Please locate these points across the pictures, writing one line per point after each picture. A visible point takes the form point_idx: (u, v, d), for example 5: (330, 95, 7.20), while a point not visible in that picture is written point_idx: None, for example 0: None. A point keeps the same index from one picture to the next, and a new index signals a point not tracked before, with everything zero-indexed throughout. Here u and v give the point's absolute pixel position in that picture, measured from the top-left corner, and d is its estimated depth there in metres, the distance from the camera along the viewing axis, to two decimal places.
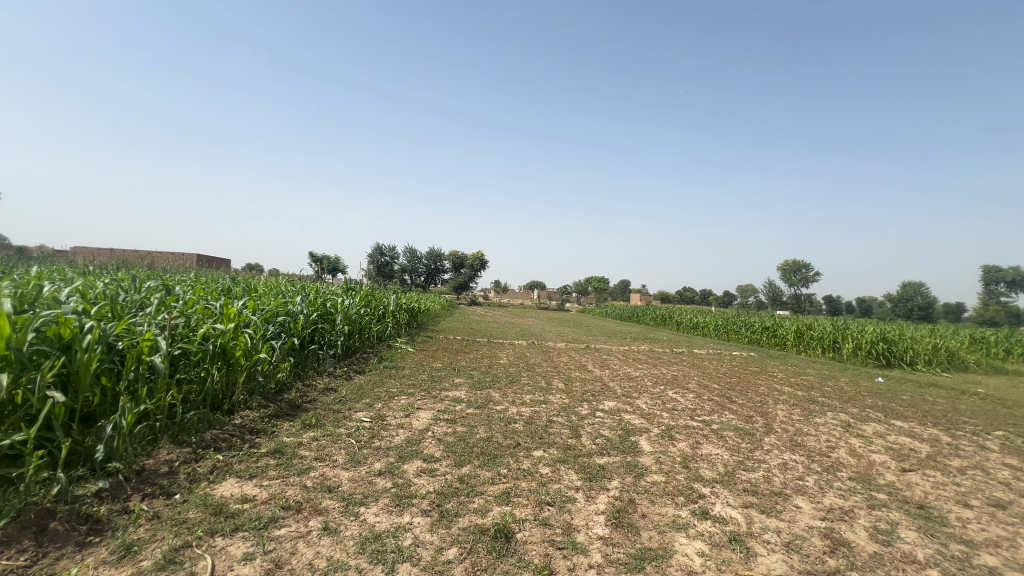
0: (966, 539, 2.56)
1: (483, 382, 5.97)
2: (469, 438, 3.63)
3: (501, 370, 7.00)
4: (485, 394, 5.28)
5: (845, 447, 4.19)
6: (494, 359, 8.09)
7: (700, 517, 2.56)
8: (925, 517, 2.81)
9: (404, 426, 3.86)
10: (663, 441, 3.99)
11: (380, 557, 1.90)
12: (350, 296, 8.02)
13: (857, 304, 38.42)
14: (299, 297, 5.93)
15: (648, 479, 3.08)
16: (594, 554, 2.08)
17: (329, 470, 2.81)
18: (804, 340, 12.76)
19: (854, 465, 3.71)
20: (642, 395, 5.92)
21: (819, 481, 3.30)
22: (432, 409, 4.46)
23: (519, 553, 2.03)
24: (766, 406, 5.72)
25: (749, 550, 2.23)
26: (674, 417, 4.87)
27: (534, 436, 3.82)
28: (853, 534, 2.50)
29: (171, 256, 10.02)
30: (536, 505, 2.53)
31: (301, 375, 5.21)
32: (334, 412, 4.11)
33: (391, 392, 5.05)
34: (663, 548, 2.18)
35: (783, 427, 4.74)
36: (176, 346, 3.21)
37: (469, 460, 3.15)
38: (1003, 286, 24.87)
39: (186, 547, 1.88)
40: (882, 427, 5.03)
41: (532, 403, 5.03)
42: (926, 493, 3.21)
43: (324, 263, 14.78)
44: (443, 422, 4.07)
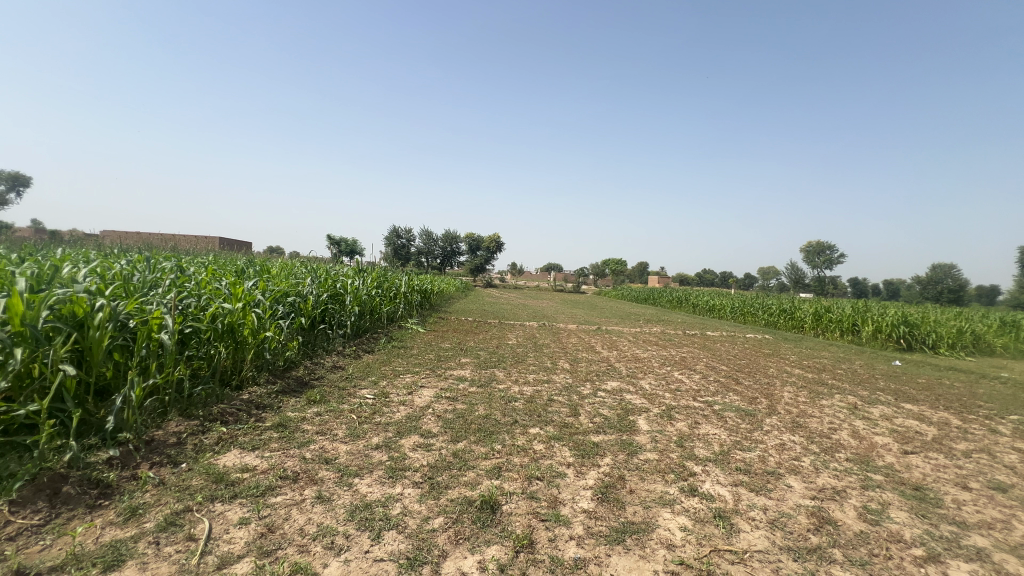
0: (958, 520, 2.54)
1: (489, 361, 6.05)
2: (468, 415, 3.71)
3: (509, 350, 7.07)
4: (489, 373, 5.36)
5: (847, 429, 4.15)
6: (503, 339, 8.16)
7: (687, 494, 2.59)
8: (919, 498, 2.79)
9: (405, 404, 3.95)
10: (661, 420, 4.02)
11: (367, 525, 1.99)
12: (361, 277, 8.14)
13: (883, 287, 37.30)
14: (310, 278, 6.04)
15: (641, 456, 3.11)
16: (576, 526, 2.14)
17: (328, 443, 2.92)
18: (822, 323, 12.50)
19: (854, 447, 3.69)
20: (647, 376, 5.93)
21: (815, 461, 3.29)
22: (435, 387, 4.57)
23: (503, 524, 2.09)
24: (772, 387, 5.69)
25: (733, 526, 2.26)
26: (676, 398, 4.89)
27: (532, 413, 3.88)
28: (842, 513, 2.51)
29: (194, 239, 10.31)
30: (525, 479, 2.59)
31: (311, 353, 5.37)
32: (339, 389, 4.23)
33: (396, 371, 5.16)
34: (646, 522, 2.23)
35: (787, 409, 4.71)
36: (185, 324, 3.31)
37: (465, 436, 3.23)
38: None
39: (186, 511, 1.99)
40: (890, 409, 4.95)
41: (535, 382, 5.11)
42: (924, 475, 3.18)
43: (339, 245, 14.96)
44: (445, 399, 4.15)
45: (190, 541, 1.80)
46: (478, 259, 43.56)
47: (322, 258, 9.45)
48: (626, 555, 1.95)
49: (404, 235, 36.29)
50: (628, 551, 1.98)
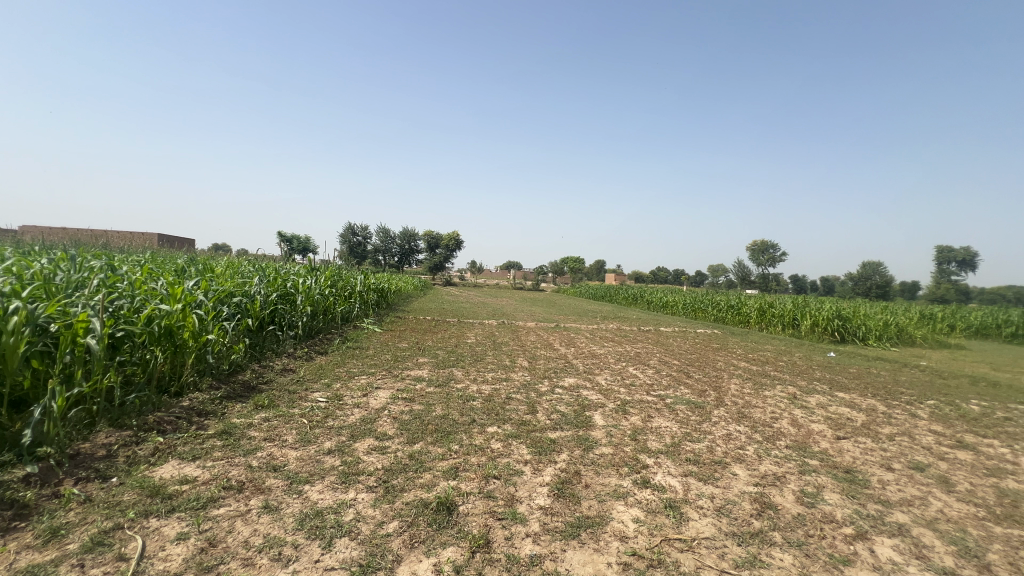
0: (883, 499, 2.75)
1: (447, 361, 5.99)
2: (424, 416, 3.65)
3: (467, 349, 7.04)
4: (447, 373, 5.32)
5: (787, 418, 4.41)
6: (461, 338, 8.11)
7: (640, 486, 2.67)
8: (850, 480, 3.01)
9: (360, 406, 3.84)
10: (616, 415, 4.11)
11: (318, 533, 1.93)
12: (314, 275, 7.85)
13: (820, 283, 39.70)
14: (257, 277, 5.75)
15: (596, 451, 3.17)
16: (533, 523, 2.15)
17: (277, 449, 2.79)
18: (766, 318, 13.24)
19: (793, 435, 3.92)
20: (603, 371, 6.06)
21: (757, 449, 3.47)
22: (391, 389, 4.47)
23: (459, 525, 2.08)
24: (720, 380, 5.96)
25: (682, 515, 2.34)
26: (631, 392, 5.03)
27: (491, 412, 3.88)
28: (782, 498, 2.66)
29: (128, 235, 9.63)
30: (482, 479, 2.58)
31: (259, 356, 5.12)
32: (289, 392, 4.06)
33: (351, 372, 5.02)
34: (600, 516, 2.27)
35: (733, 400, 4.95)
36: (116, 327, 3.06)
37: (422, 437, 3.18)
38: (955, 267, 25.96)
39: (116, 529, 1.84)
40: (825, 398, 5.30)
41: (493, 380, 5.11)
42: (854, 459, 3.42)
43: (291, 243, 14.36)
44: (401, 401, 4.08)
45: (120, 561, 1.67)
46: (437, 257, 43.02)
47: (272, 257, 9.05)
48: (581, 549, 1.99)
49: (360, 232, 35.37)
50: (583, 545, 2.01)
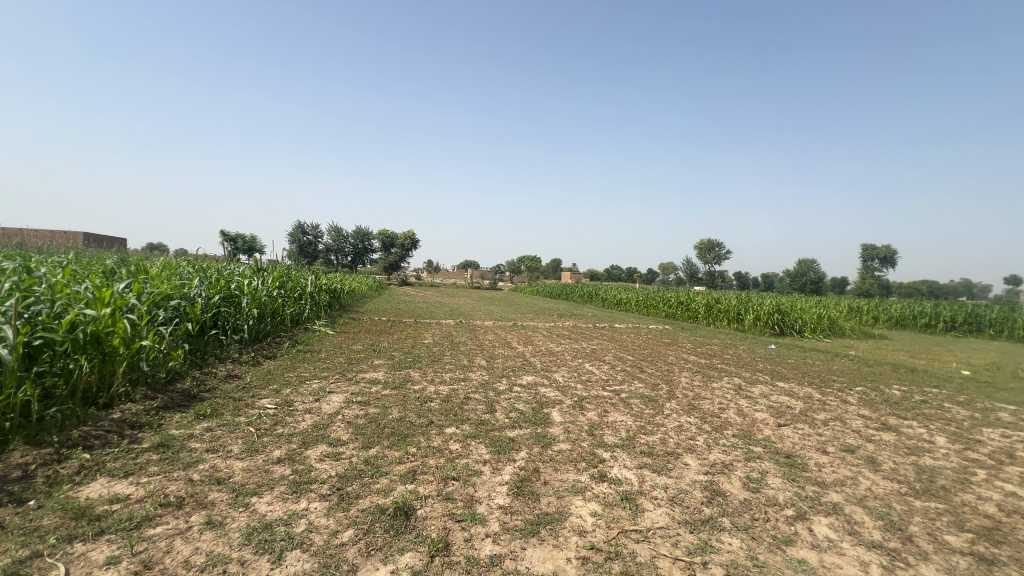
0: (820, 480, 2.95)
1: (404, 362, 5.88)
2: (380, 419, 3.56)
3: (424, 349, 6.94)
4: (404, 374, 5.22)
5: (733, 408, 4.64)
6: (418, 339, 7.98)
7: (598, 480, 2.72)
8: (790, 465, 3.20)
9: (311, 412, 3.69)
10: (573, 411, 4.17)
11: (266, 547, 1.83)
12: (261, 276, 7.48)
13: (762, 280, 42.07)
14: (197, 278, 5.40)
15: (555, 448, 3.21)
16: (492, 523, 2.14)
17: (220, 461, 2.63)
18: (713, 313, 13.88)
19: (739, 424, 4.12)
20: (560, 368, 6.13)
21: (707, 439, 3.63)
22: (345, 392, 4.33)
23: (418, 529, 2.04)
24: (672, 374, 6.19)
25: (638, 507, 2.41)
26: (587, 388, 5.13)
27: (449, 413, 3.84)
28: (730, 484, 2.79)
29: (46, 234, 8.80)
30: (441, 481, 2.55)
31: (200, 362, 4.82)
32: (234, 400, 3.85)
33: (302, 377, 4.82)
34: (559, 512, 2.30)
35: (684, 393, 5.15)
36: (33, 335, 2.78)
37: (378, 441, 3.10)
38: (878, 264, 28.22)
39: (34, 558, 1.68)
40: (767, 388, 5.62)
41: (451, 381, 5.06)
42: (794, 444, 3.65)
43: (236, 242, 13.62)
44: (355, 405, 3.95)
45: None
46: (392, 256, 42.06)
47: (214, 257, 8.55)
48: (541, 546, 2.00)
49: (309, 231, 34.07)
50: (542, 542, 2.02)
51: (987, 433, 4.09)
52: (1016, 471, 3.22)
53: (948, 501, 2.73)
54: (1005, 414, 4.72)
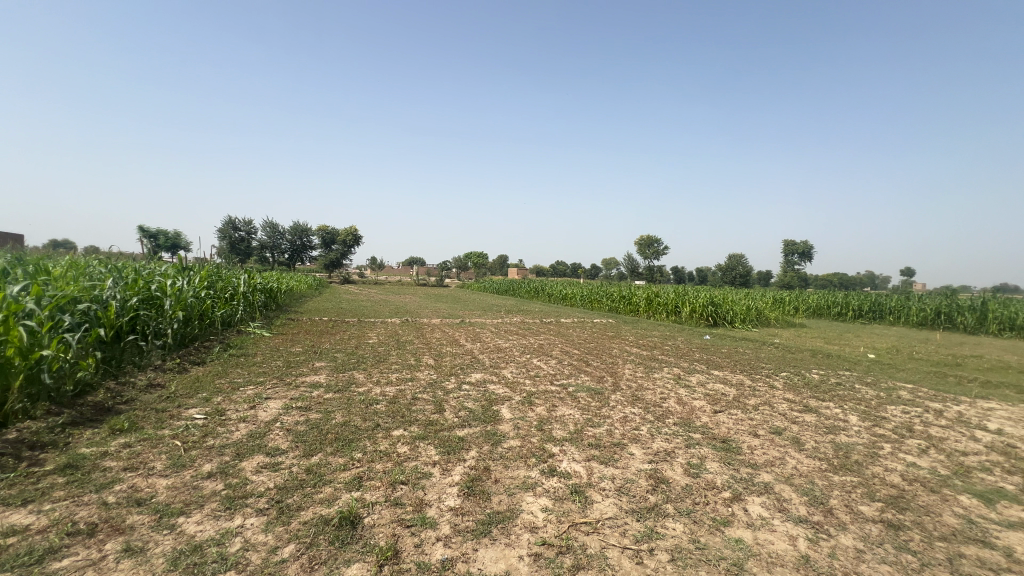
0: (752, 462, 3.14)
1: (347, 364, 5.65)
2: (323, 425, 3.40)
3: (369, 349, 6.71)
4: (348, 376, 5.02)
5: (674, 397, 4.86)
6: (362, 339, 7.71)
7: (548, 475, 2.74)
8: (726, 449, 3.39)
9: (246, 420, 3.45)
10: (522, 407, 4.19)
11: (196, 572, 1.69)
12: (186, 276, 6.91)
13: (696, 274, 44.45)
14: (110, 279, 4.89)
15: (504, 445, 3.20)
16: (443, 526, 2.10)
17: (141, 480, 2.40)
18: (653, 306, 14.48)
19: (679, 412, 4.32)
20: (508, 365, 6.14)
21: (650, 429, 3.77)
22: (284, 398, 4.10)
23: (365, 538, 1.96)
24: (616, 366, 6.38)
25: (587, 499, 2.46)
26: (535, 383, 5.18)
27: (396, 415, 3.73)
28: (672, 471, 2.92)
29: None
30: (389, 486, 2.47)
31: (116, 372, 4.37)
32: (157, 412, 3.52)
33: (235, 383, 4.50)
34: (510, 509, 2.30)
35: (628, 384, 5.33)
36: None
37: (320, 448, 2.95)
38: (798, 258, 30.62)
39: None
40: (704, 377, 5.94)
41: (398, 381, 4.93)
42: (729, 429, 3.87)
43: (156, 238, 12.51)
44: (295, 410, 3.75)
45: None
46: (333, 253, 40.38)
47: (129, 255, 7.78)
48: (492, 546, 1.99)
49: (241, 226, 31.97)
50: (494, 542, 2.01)
51: (891, 410, 4.54)
52: (915, 443, 3.60)
53: (861, 474, 3.00)
54: (905, 392, 5.27)
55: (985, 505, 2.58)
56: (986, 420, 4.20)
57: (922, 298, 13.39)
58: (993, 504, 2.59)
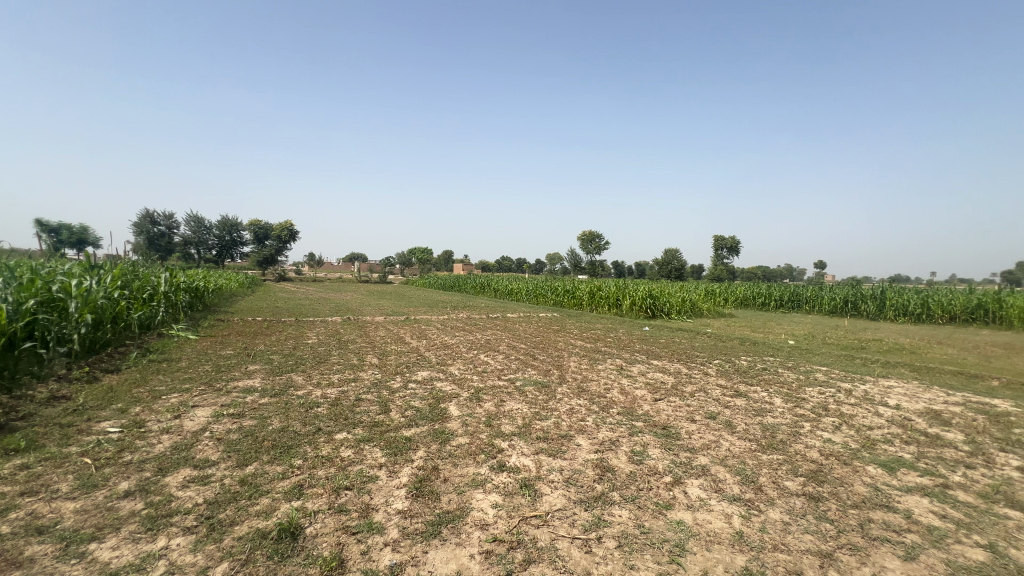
0: (691, 447, 3.31)
1: (285, 366, 5.36)
2: (258, 432, 3.19)
3: (308, 350, 6.39)
4: (285, 379, 4.75)
5: (617, 387, 5.03)
6: (300, 339, 7.33)
7: (497, 470, 2.74)
8: (666, 435, 3.54)
9: (170, 432, 3.17)
10: (470, 403, 4.17)
11: None
12: (96, 275, 6.24)
13: (636, 268, 46.26)
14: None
15: (453, 443, 3.17)
16: (391, 530, 2.04)
17: (43, 505, 2.14)
18: (595, 300, 14.91)
19: (622, 402, 4.48)
20: (455, 361, 6.07)
21: (595, 419, 3.87)
22: (214, 405, 3.81)
23: (307, 550, 1.87)
24: (562, 359, 6.51)
25: (537, 492, 2.48)
26: (483, 379, 5.17)
27: (339, 417, 3.58)
28: (617, 460, 3.01)
29: None
30: (332, 492, 2.36)
31: (9, 384, 3.86)
32: (62, 427, 3.16)
33: (156, 392, 4.13)
34: (460, 508, 2.27)
35: (573, 376, 5.46)
36: None
37: (256, 457, 2.77)
38: (727, 252, 32.69)
39: None
40: (644, 367, 6.19)
41: (341, 382, 4.74)
42: (668, 416, 4.06)
43: (58, 233, 11.19)
44: (226, 418, 3.49)
45: None
46: (266, 249, 38.09)
47: (24, 252, 6.90)
48: (443, 546, 1.96)
49: (160, 220, 29.36)
50: (444, 542, 1.98)
51: (810, 391, 4.96)
52: (830, 420, 3.95)
53: (786, 451, 3.25)
54: (820, 374, 5.77)
55: (888, 474, 2.87)
56: (887, 396, 4.69)
57: (832, 287, 14.74)
58: (895, 472, 2.90)
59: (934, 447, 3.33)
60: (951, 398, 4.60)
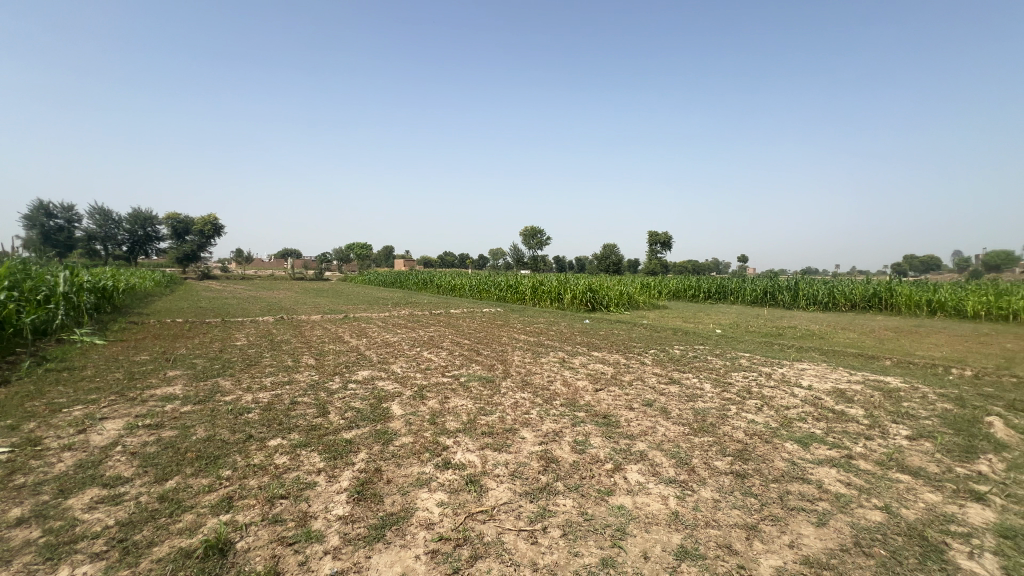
0: (630, 434, 3.45)
1: (210, 370, 4.97)
2: (180, 443, 2.94)
3: (236, 352, 5.97)
4: (211, 385, 4.42)
5: (560, 379, 5.14)
6: (228, 341, 6.84)
7: (442, 468, 2.71)
8: (607, 424, 3.67)
9: (73, 449, 2.84)
10: (414, 401, 4.09)
11: None
12: None
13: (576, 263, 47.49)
14: None
15: (396, 443, 3.09)
16: (331, 538, 1.96)
17: None
18: (538, 294, 15.14)
19: (565, 393, 4.58)
20: (397, 360, 5.93)
21: (539, 412, 3.93)
22: (126, 416, 3.46)
23: (238, 567, 1.75)
24: (505, 353, 6.55)
25: (482, 488, 2.48)
26: (426, 376, 5.09)
27: (273, 423, 3.38)
28: (561, 450, 3.08)
29: None
30: (266, 503, 2.22)
31: None
32: None
33: (55, 405, 3.68)
34: (405, 509, 2.22)
35: (517, 370, 5.51)
36: None
37: (178, 470, 2.55)
38: (661, 247, 34.36)
39: None
40: (586, 358, 6.37)
41: (274, 385, 4.47)
42: (609, 405, 4.20)
43: None
44: (141, 430, 3.18)
45: None
46: (186, 245, 35.15)
47: None
48: (387, 550, 1.90)
49: (56, 212, 26.18)
50: (388, 546, 1.93)
51: (735, 376, 5.34)
52: (753, 402, 4.27)
53: (715, 433, 3.47)
54: (744, 360, 6.23)
55: (803, 448, 3.15)
56: (801, 378, 5.15)
57: (753, 279, 15.93)
58: (808, 446, 3.19)
59: (840, 422, 3.70)
60: (853, 378, 5.13)
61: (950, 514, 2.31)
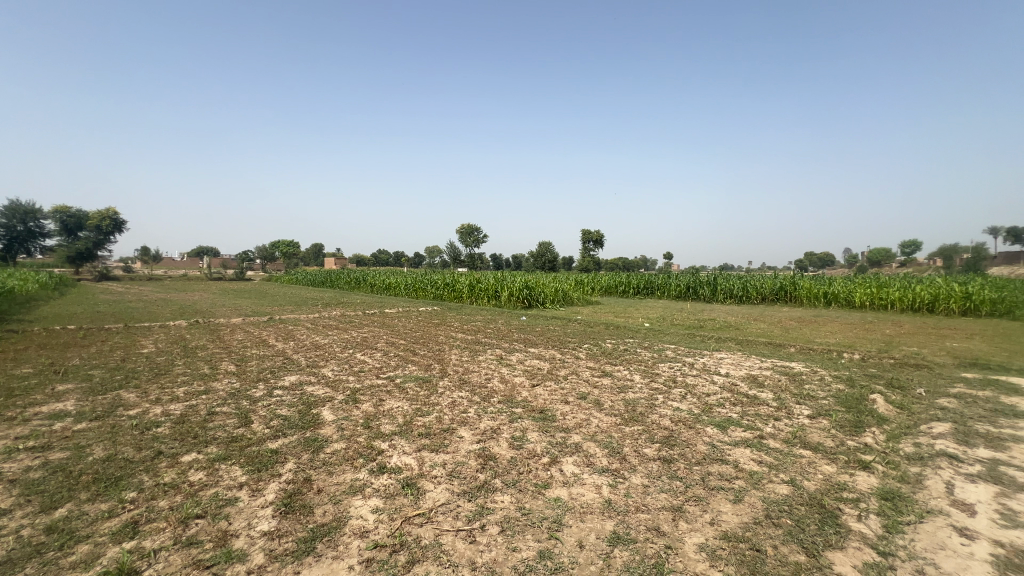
0: (565, 427, 3.54)
1: (110, 382, 4.46)
2: (72, 466, 2.61)
3: (142, 361, 5.40)
4: (112, 398, 3.96)
5: (497, 377, 5.17)
6: (132, 348, 6.17)
7: (377, 473, 2.63)
8: (544, 419, 3.74)
9: None
10: (346, 406, 3.92)
11: None
12: None
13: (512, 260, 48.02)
14: None
15: (327, 450, 2.95)
16: (255, 555, 1.84)
17: None
18: (475, 292, 15.13)
19: (502, 390, 4.61)
20: (328, 363, 5.66)
21: (477, 410, 3.93)
22: (3, 439, 3.01)
23: None
24: (443, 353, 6.47)
25: (420, 490, 2.44)
26: (360, 379, 4.91)
27: (186, 437, 3.10)
28: (499, 447, 3.09)
29: None
30: (178, 524, 2.03)
31: None
32: None
33: None
34: (337, 518, 2.13)
35: (455, 369, 5.47)
36: None
37: (70, 496, 2.27)
38: (593, 245, 35.60)
39: None
40: (522, 354, 6.46)
41: (188, 396, 4.11)
42: (545, 400, 4.29)
43: None
44: (23, 454, 2.79)
45: None
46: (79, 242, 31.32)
47: None
48: (318, 563, 1.82)
49: None
50: (319, 558, 1.84)
51: (662, 366, 5.66)
52: (677, 391, 4.55)
53: (644, 422, 3.65)
54: (670, 351, 6.62)
55: (721, 432, 3.41)
56: (719, 366, 5.57)
57: (677, 275, 16.97)
58: (726, 429, 3.45)
59: (753, 405, 4.04)
60: (763, 364, 5.63)
61: (843, 483, 2.60)
